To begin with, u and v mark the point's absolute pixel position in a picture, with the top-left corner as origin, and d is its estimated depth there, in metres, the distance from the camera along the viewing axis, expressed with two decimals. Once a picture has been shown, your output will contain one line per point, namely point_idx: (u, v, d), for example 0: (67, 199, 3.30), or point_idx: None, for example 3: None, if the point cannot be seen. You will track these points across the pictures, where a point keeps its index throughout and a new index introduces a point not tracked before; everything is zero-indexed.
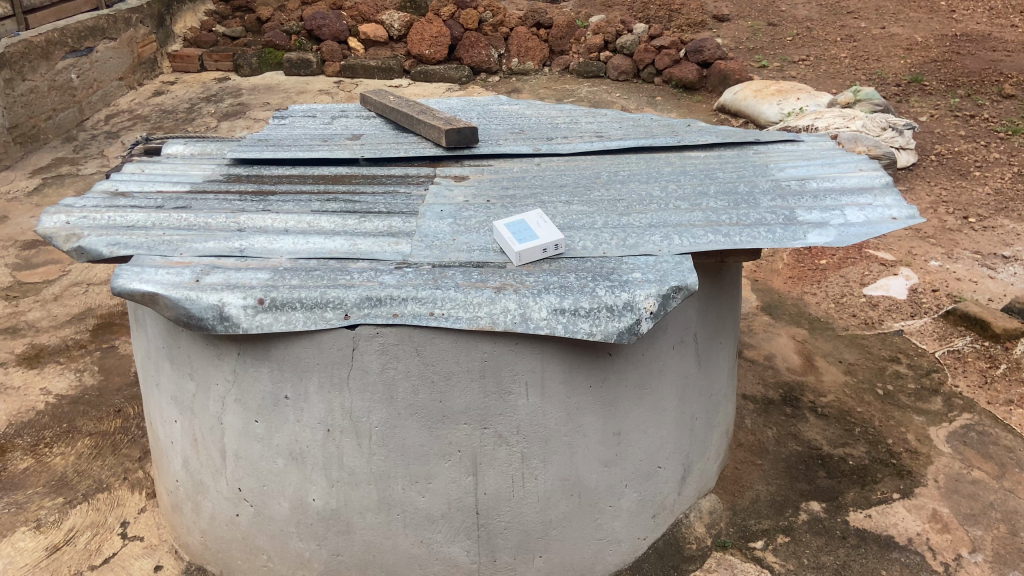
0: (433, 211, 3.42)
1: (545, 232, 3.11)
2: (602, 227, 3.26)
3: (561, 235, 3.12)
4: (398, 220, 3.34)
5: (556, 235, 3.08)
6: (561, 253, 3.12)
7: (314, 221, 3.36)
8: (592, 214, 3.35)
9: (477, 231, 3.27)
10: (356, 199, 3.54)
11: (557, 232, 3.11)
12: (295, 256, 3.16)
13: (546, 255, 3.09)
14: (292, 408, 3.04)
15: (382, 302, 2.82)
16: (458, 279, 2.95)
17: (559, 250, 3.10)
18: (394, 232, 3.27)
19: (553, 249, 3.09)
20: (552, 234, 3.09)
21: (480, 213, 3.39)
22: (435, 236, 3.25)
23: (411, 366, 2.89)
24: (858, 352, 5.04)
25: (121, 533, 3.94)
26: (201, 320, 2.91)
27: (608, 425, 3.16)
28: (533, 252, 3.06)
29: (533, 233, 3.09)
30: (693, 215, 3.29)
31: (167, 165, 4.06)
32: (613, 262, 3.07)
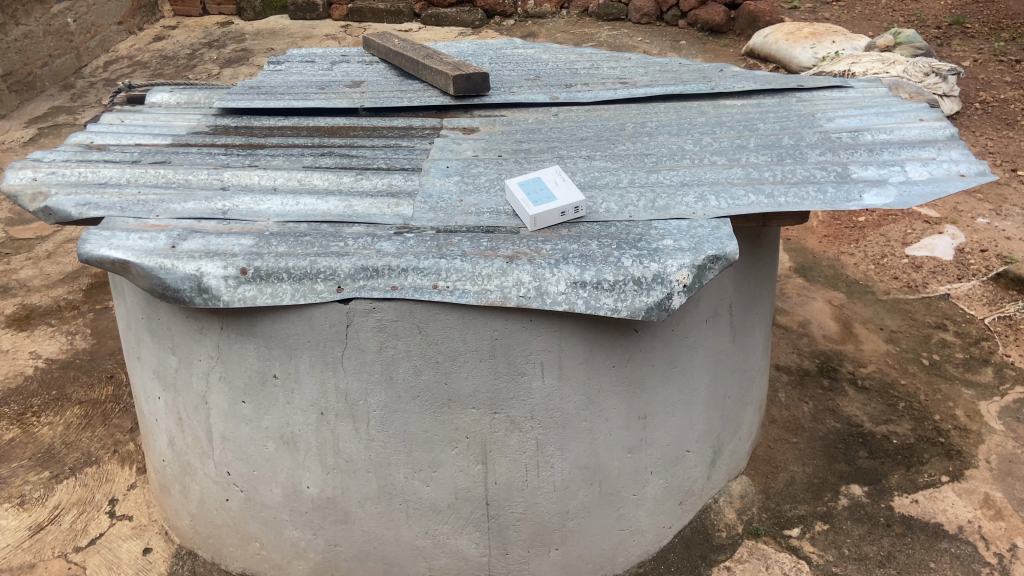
0: (438, 167, 3.05)
1: (564, 193, 2.75)
2: (628, 186, 2.89)
3: (581, 196, 2.76)
4: (398, 177, 2.98)
5: (577, 197, 2.73)
6: (582, 216, 2.77)
7: (306, 178, 3.01)
8: (617, 170, 2.98)
9: (487, 191, 2.92)
10: (353, 154, 3.19)
11: (577, 193, 2.75)
12: (284, 218, 2.82)
13: (565, 219, 2.74)
14: (281, 389, 2.73)
15: (379, 273, 2.49)
16: (465, 247, 2.61)
17: (580, 212, 2.75)
18: (395, 192, 2.93)
19: (573, 213, 2.74)
20: (572, 196, 2.74)
21: (490, 170, 3.02)
22: (440, 196, 2.89)
23: (412, 344, 2.57)
24: (900, 318, 4.67)
25: (109, 512, 3.69)
26: (179, 292, 2.61)
27: (633, 409, 2.84)
28: (550, 217, 2.71)
29: (550, 195, 2.74)
30: (731, 172, 2.92)
31: (149, 115, 3.71)
32: (641, 227, 2.72)
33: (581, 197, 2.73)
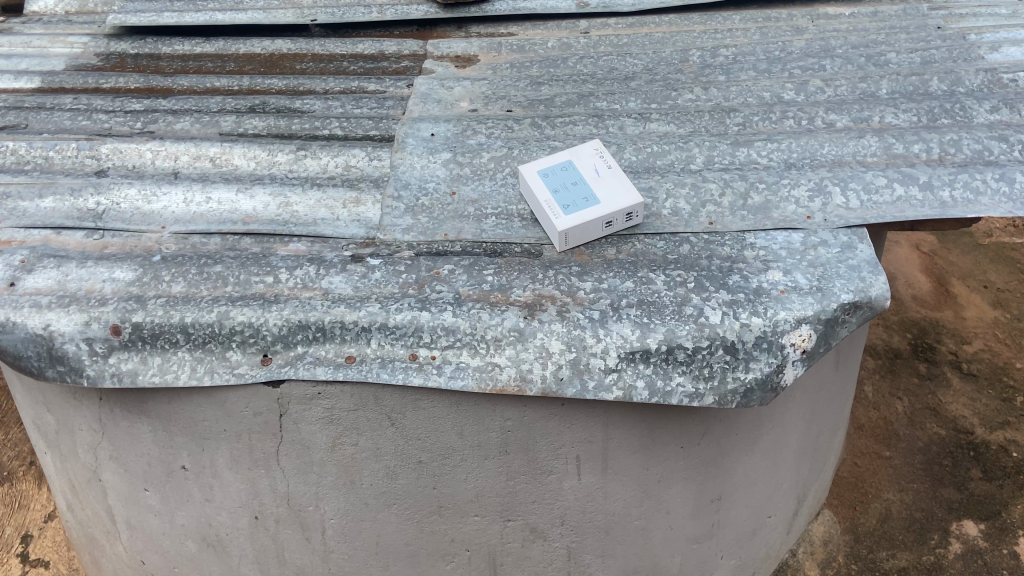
0: (418, 131, 2.06)
1: (611, 190, 1.79)
2: (705, 169, 1.92)
3: (636, 192, 1.80)
4: (358, 152, 2.00)
5: (631, 198, 1.76)
6: (638, 223, 1.81)
7: (222, 154, 2.03)
8: (685, 138, 1.99)
9: (493, 177, 1.95)
10: (296, 111, 2.19)
11: (631, 190, 1.78)
12: (186, 227, 1.87)
13: (612, 231, 1.79)
14: (196, 484, 1.87)
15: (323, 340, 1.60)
16: (461, 288, 1.69)
17: (636, 219, 1.79)
18: (355, 180, 1.96)
19: (625, 222, 1.78)
20: (624, 197, 1.77)
21: (496, 138, 2.03)
22: (421, 187, 1.93)
23: (381, 441, 1.68)
24: (1007, 272, 3.76)
25: (21, 554, 2.93)
26: (19, 361, 1.67)
27: (705, 493, 1.99)
28: (590, 231, 1.76)
29: (589, 194, 1.78)
30: (861, 143, 1.93)
31: (18, 38, 2.66)
32: (729, 244, 1.77)
33: (636, 196, 1.77)
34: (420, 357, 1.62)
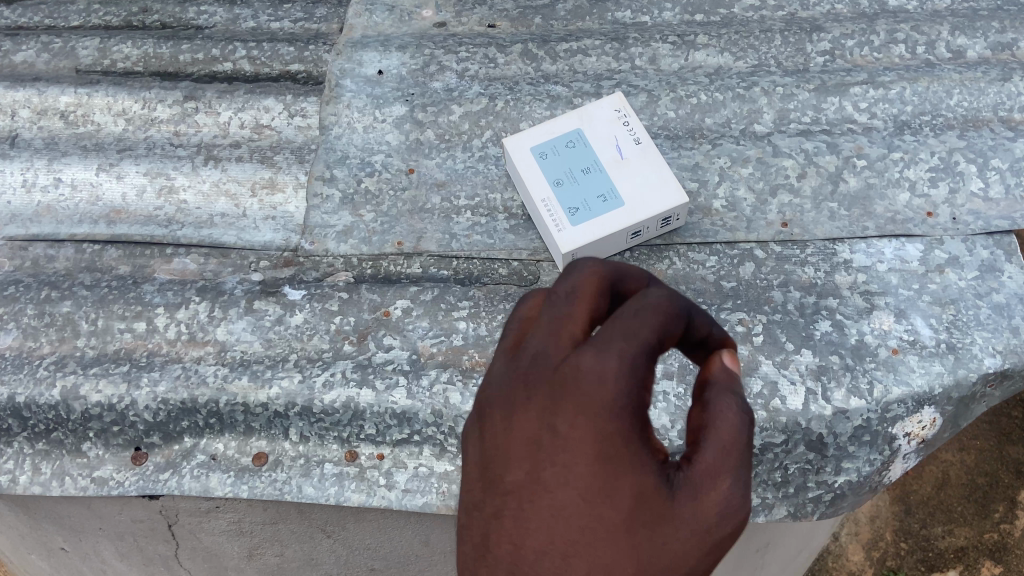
0: (361, 66, 1.43)
1: (639, 182, 1.21)
2: (776, 133, 1.31)
3: (676, 185, 1.21)
4: (273, 104, 1.38)
5: (669, 194, 1.19)
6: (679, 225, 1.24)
7: (78, 107, 1.41)
8: (746, 78, 1.36)
9: (467, 144, 1.35)
10: (188, 28, 1.54)
11: (668, 180, 1.21)
12: (27, 233, 1.30)
13: (641, 241, 1.23)
14: (84, 566, 1.42)
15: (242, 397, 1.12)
16: (419, 344, 1.16)
17: (674, 222, 1.23)
18: (268, 151, 1.36)
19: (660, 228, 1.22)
20: (659, 193, 1.20)
21: (471, 76, 1.41)
22: (364, 162, 1.34)
23: (315, 551, 1.21)
24: None
25: None
26: None
27: (749, 548, 1.55)
28: (609, 245, 1.20)
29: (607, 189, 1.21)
30: (1006, 87, 1.32)
31: None
32: (813, 262, 1.21)
33: (675, 192, 1.19)
34: (361, 458, 1.12)
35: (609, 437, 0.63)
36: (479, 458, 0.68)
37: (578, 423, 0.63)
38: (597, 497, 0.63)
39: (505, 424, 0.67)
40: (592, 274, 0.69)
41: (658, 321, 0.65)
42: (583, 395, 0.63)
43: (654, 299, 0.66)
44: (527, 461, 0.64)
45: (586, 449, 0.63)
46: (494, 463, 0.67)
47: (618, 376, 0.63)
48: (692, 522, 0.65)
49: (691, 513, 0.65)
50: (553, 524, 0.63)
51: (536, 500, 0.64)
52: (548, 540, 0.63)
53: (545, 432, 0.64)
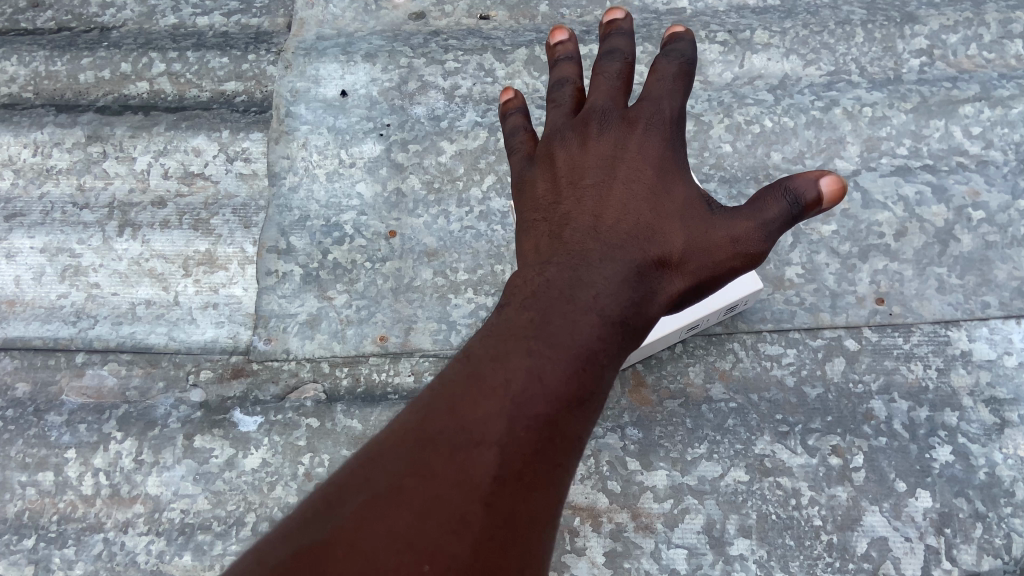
0: (318, 84, 1.11)
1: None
2: (863, 170, 1.01)
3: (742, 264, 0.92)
4: (204, 144, 1.07)
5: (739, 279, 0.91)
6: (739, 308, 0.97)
7: None
8: (821, 93, 1.05)
9: (462, 194, 1.04)
10: (90, 28, 1.19)
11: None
12: None
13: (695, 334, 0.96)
14: None
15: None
16: None
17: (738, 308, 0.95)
18: (203, 210, 1.04)
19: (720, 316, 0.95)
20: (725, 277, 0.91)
21: (463, 97, 1.10)
22: (330, 224, 1.03)
23: None
24: None
25: None
26: None
27: None
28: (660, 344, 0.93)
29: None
30: None
31: None
32: (921, 355, 0.93)
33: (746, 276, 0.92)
34: None
35: (664, 138, 0.74)
36: (550, 177, 0.75)
37: (645, 133, 0.74)
38: (662, 194, 0.70)
39: (579, 149, 0.75)
40: (628, 56, 0.81)
41: (688, 71, 0.78)
42: (648, 114, 0.75)
43: (677, 60, 0.78)
44: (605, 170, 0.72)
45: (652, 141, 0.74)
46: (570, 178, 0.74)
47: (672, 114, 0.75)
48: (736, 229, 0.69)
49: (730, 227, 0.69)
50: (626, 204, 0.69)
51: (608, 186, 0.71)
52: (619, 218, 0.68)
53: (619, 152, 0.73)
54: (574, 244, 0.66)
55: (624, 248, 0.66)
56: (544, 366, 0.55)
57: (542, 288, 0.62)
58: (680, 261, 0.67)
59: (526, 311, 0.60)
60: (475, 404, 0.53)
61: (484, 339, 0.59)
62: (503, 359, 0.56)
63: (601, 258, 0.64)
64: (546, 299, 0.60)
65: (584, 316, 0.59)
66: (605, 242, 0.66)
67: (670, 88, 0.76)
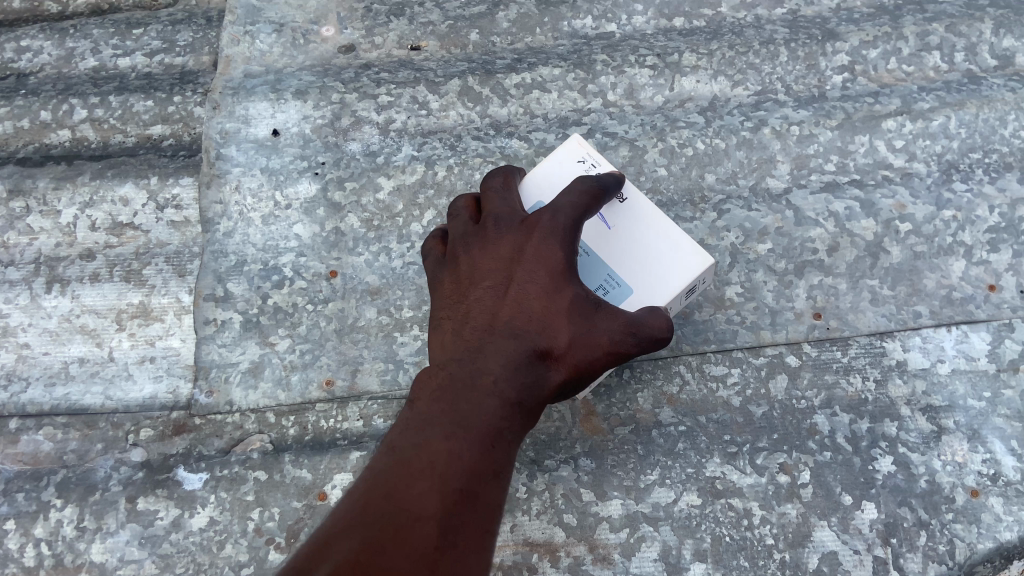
0: (248, 124, 1.09)
1: (640, 252, 0.86)
2: (794, 188, 1.03)
3: (685, 247, 0.85)
4: (132, 192, 1.05)
5: (686, 257, 0.85)
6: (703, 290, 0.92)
7: None
8: (750, 113, 1.07)
9: (402, 230, 1.03)
10: (6, 75, 1.15)
11: (675, 236, 0.86)
12: None
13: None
14: None
15: None
16: None
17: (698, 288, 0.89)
18: (135, 262, 1.02)
19: (684, 300, 0.88)
20: (673, 259, 0.85)
21: (399, 131, 1.09)
22: (268, 267, 1.01)
23: None
24: None
25: None
26: None
27: None
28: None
29: (605, 273, 0.85)
30: None
31: None
32: (860, 368, 0.96)
33: (690, 257, 0.85)
34: None
35: (567, 229, 0.77)
36: (451, 277, 0.79)
37: (542, 236, 0.76)
38: (558, 290, 0.74)
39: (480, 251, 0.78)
40: (507, 176, 0.85)
41: (599, 191, 0.80)
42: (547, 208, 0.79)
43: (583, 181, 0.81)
44: (507, 268, 0.76)
45: (550, 240, 0.76)
46: (468, 274, 0.77)
47: (572, 207, 0.78)
48: (617, 331, 0.74)
49: (614, 327, 0.74)
50: (517, 292, 0.74)
51: (504, 282, 0.75)
52: (512, 308, 0.73)
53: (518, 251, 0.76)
54: (471, 332, 0.72)
55: (518, 337, 0.71)
56: (450, 468, 0.61)
57: (445, 383, 0.68)
58: (565, 354, 0.72)
59: (436, 405, 0.66)
60: (403, 502, 0.58)
61: (398, 437, 0.64)
62: (423, 451, 0.62)
63: (496, 351, 0.70)
64: (447, 394, 0.67)
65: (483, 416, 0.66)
66: (501, 333, 0.71)
67: (571, 200, 0.78)
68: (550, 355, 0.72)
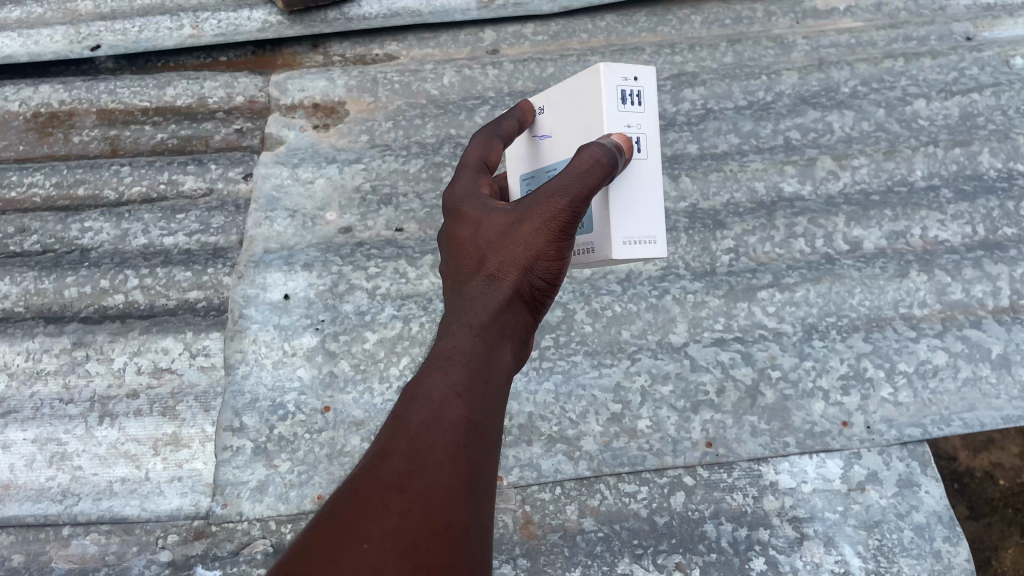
0: (265, 289, 1.38)
1: (574, 121, 1.02)
2: (691, 342, 1.31)
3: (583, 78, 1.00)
4: (172, 344, 1.32)
5: (588, 85, 0.99)
6: (650, 83, 1.01)
7: None
8: (658, 284, 1.35)
9: (384, 374, 1.31)
10: (71, 249, 1.45)
11: (576, 84, 1.01)
12: None
13: (650, 145, 1.00)
14: None
15: None
16: None
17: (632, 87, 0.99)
18: (171, 400, 1.29)
19: (638, 111, 1.00)
20: (585, 98, 1.00)
21: (383, 295, 1.38)
22: (276, 404, 1.28)
23: None
24: None
25: None
26: None
27: None
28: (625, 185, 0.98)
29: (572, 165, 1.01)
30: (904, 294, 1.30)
31: None
32: (740, 487, 1.21)
33: (589, 80, 0.99)
34: None
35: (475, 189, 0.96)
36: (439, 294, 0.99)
37: (456, 214, 0.96)
38: (480, 233, 0.91)
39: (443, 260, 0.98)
40: None
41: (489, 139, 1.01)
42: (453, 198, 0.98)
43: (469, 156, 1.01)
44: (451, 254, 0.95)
45: (464, 210, 0.95)
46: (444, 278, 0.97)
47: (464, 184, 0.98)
48: (533, 216, 0.88)
49: (529, 213, 0.88)
50: (458, 262, 0.92)
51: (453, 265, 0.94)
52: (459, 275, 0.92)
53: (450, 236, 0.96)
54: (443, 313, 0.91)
55: (465, 289, 0.90)
56: (422, 390, 0.79)
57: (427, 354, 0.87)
58: (504, 267, 0.88)
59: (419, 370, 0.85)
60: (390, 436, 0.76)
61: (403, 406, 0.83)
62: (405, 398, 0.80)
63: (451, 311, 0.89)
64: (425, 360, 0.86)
65: (444, 346, 0.83)
66: (454, 298, 0.90)
67: (461, 181, 0.98)
68: (495, 272, 0.89)
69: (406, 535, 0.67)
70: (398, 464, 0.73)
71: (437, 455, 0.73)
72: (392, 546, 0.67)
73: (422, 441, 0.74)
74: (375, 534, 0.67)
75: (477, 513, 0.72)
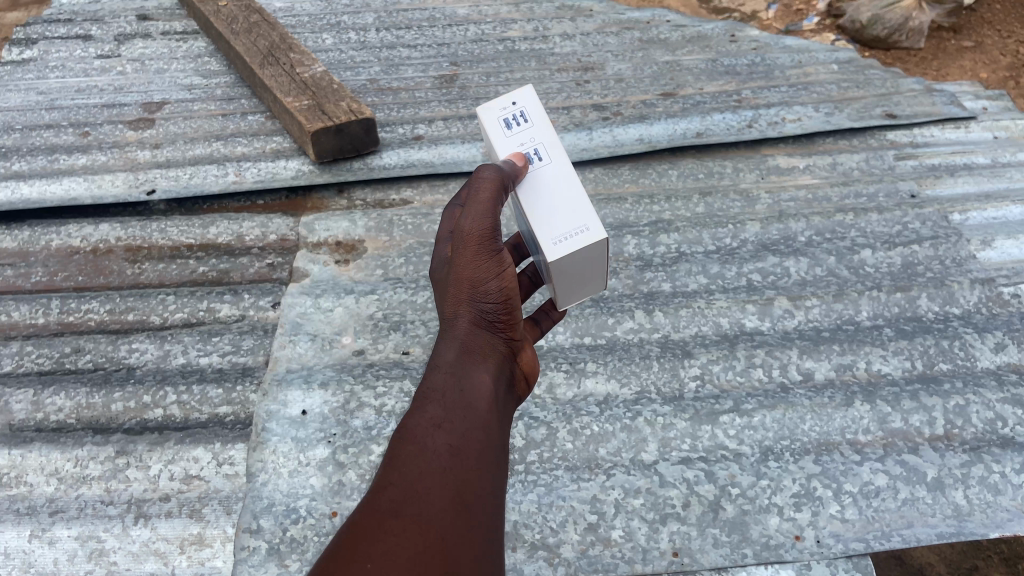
0: (285, 406, 1.55)
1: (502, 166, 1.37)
2: (660, 460, 1.44)
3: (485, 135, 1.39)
4: (202, 453, 1.50)
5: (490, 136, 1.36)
6: (527, 101, 1.36)
7: (13, 472, 1.50)
8: (632, 406, 1.51)
9: None
10: (119, 367, 1.65)
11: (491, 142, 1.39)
12: None
13: (547, 149, 1.32)
14: None
15: None
16: None
17: (511, 115, 1.36)
18: (198, 502, 1.44)
19: (527, 128, 1.34)
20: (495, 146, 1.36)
21: (388, 411, 1.55)
22: (289, 509, 1.41)
23: None
24: None
25: None
26: None
27: None
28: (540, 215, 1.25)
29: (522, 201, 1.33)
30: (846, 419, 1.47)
31: None
32: None
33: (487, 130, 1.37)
34: None
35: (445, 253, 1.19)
36: None
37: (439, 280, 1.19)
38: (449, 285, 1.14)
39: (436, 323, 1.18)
40: None
41: None
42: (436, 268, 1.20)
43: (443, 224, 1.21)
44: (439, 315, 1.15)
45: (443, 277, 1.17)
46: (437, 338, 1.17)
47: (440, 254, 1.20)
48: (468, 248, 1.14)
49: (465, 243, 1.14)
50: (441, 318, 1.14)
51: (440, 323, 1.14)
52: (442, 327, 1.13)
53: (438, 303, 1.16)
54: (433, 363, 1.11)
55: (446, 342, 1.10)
56: (416, 432, 0.97)
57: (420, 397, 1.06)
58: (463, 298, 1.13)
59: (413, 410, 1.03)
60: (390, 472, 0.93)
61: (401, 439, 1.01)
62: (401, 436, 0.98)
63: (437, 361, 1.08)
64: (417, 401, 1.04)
65: (421, 389, 1.04)
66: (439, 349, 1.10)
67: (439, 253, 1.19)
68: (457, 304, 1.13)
69: (407, 553, 0.83)
70: (394, 496, 0.89)
71: (429, 485, 0.90)
72: (395, 562, 0.82)
73: (415, 475, 0.91)
74: (378, 556, 0.82)
75: (470, 530, 0.89)
